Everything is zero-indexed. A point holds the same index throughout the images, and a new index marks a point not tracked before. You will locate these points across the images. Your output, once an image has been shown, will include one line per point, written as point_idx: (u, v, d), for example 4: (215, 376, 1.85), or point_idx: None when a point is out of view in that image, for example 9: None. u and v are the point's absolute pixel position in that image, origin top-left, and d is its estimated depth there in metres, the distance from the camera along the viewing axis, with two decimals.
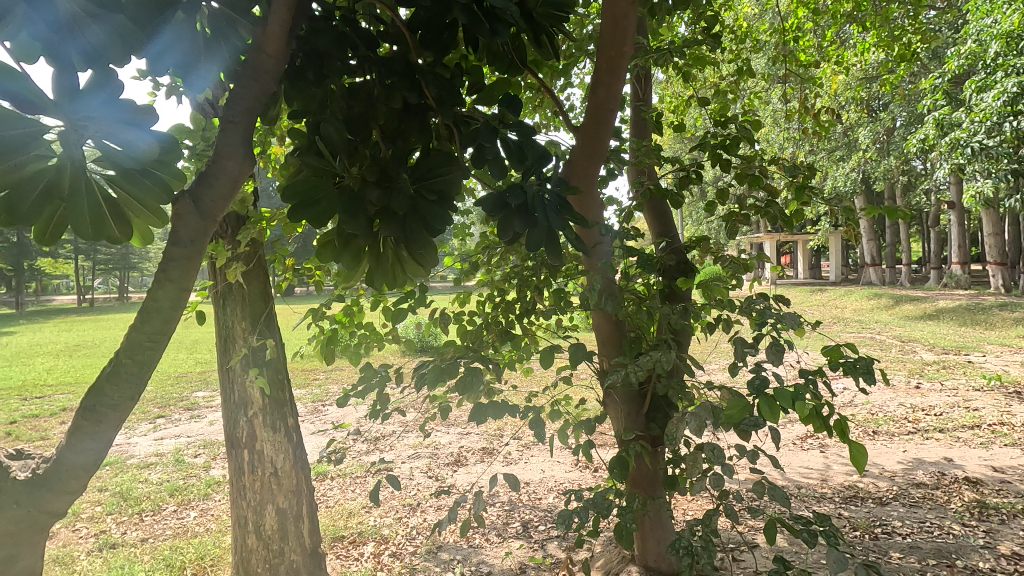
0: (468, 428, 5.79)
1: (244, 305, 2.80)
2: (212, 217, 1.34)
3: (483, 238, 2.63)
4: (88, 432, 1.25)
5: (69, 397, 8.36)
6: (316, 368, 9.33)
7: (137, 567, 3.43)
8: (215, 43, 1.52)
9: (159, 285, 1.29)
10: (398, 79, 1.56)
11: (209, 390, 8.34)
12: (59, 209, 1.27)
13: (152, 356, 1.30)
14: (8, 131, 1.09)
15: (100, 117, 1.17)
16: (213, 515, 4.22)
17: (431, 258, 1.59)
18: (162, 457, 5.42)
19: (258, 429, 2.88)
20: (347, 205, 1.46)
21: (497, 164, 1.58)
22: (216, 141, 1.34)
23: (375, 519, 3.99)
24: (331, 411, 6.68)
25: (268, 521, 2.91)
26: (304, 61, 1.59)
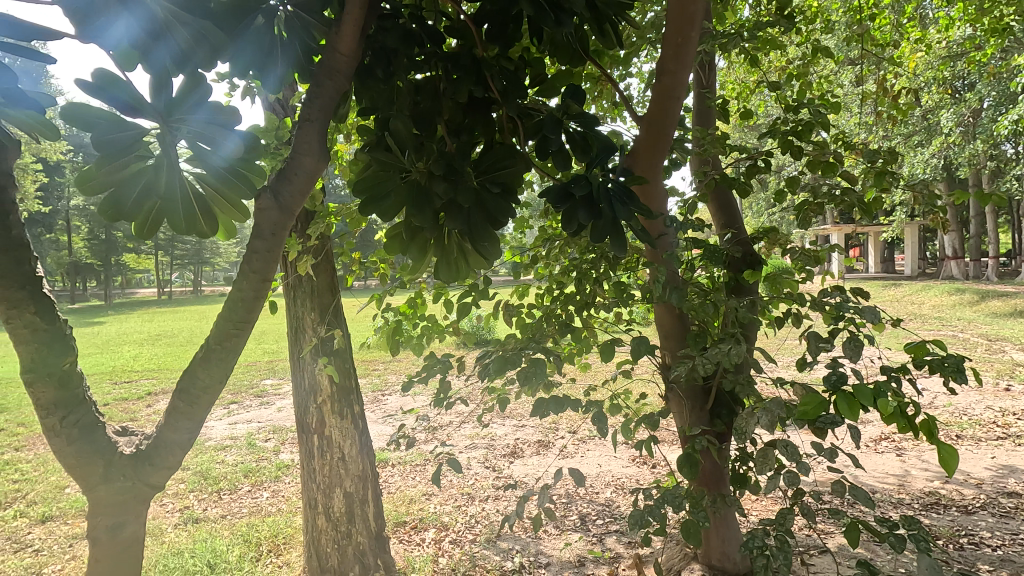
0: (524, 421, 5.84)
1: (313, 298, 2.93)
2: (290, 211, 1.40)
3: (542, 231, 2.64)
4: (184, 412, 1.35)
5: (152, 382, 9.02)
6: (375, 359, 9.65)
7: (218, 541, 3.68)
8: (288, 44, 1.57)
9: (243, 276, 1.36)
10: (464, 74, 1.55)
11: (277, 378, 8.80)
12: (155, 207, 1.37)
13: (238, 343, 1.38)
14: (116, 134, 1.17)
15: (193, 119, 1.25)
16: (284, 496, 4.45)
17: (494, 252, 1.60)
18: (237, 440, 5.76)
19: (327, 416, 3.01)
20: (415, 199, 1.49)
21: (561, 156, 1.58)
22: (294, 139, 1.40)
23: (435, 506, 4.09)
24: (390, 401, 6.89)
25: (337, 504, 3.04)
26: (373, 58, 1.62)
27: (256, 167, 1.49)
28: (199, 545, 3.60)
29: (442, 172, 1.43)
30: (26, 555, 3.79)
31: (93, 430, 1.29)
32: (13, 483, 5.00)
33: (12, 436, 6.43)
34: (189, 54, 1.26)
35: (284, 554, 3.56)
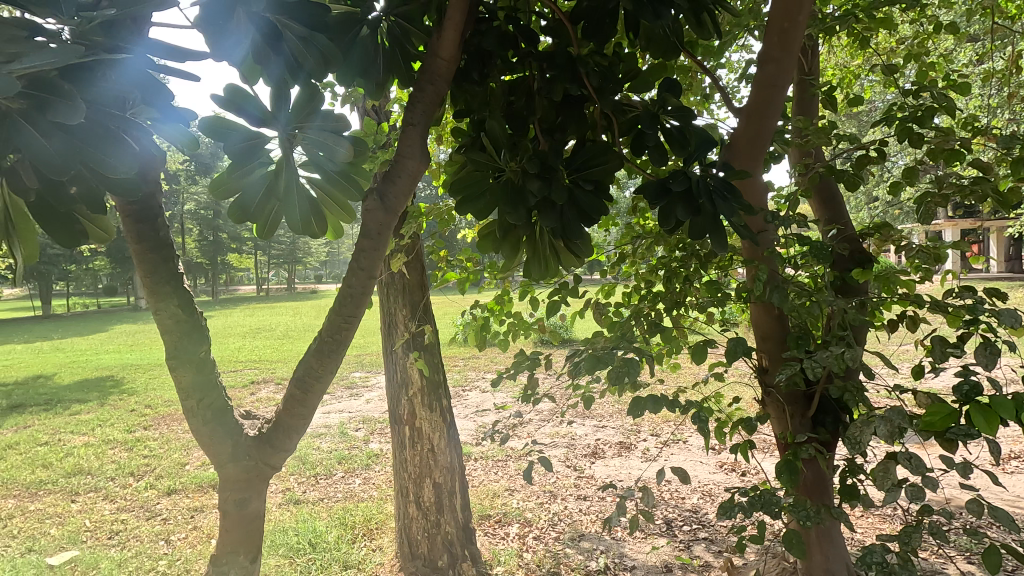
0: (604, 421, 5.79)
1: (405, 295, 3.07)
2: (395, 211, 1.47)
3: (630, 229, 2.59)
4: (300, 399, 1.45)
5: (255, 372, 9.80)
6: (455, 355, 9.93)
7: (317, 522, 3.93)
8: (391, 53, 1.63)
9: (352, 274, 1.45)
10: (560, 72, 1.55)
11: (365, 371, 9.29)
12: (274, 209, 1.49)
13: (347, 336, 1.47)
14: (243, 143, 1.28)
15: (308, 127, 1.34)
16: (375, 484, 4.68)
17: (586, 250, 1.56)
18: (330, 429, 6.14)
19: (417, 408, 3.13)
20: (509, 198, 1.49)
21: (658, 151, 1.55)
22: (399, 143, 1.47)
23: (518, 502, 4.14)
24: (471, 396, 7.06)
25: (426, 494, 3.15)
26: (468, 61, 1.66)
27: (364, 171, 1.58)
28: (301, 524, 3.88)
29: (536, 171, 1.42)
30: (156, 523, 4.24)
31: (224, 412, 1.43)
32: (143, 458, 5.61)
33: (141, 417, 7.23)
34: (299, 61, 1.35)
35: (377, 539, 3.74)
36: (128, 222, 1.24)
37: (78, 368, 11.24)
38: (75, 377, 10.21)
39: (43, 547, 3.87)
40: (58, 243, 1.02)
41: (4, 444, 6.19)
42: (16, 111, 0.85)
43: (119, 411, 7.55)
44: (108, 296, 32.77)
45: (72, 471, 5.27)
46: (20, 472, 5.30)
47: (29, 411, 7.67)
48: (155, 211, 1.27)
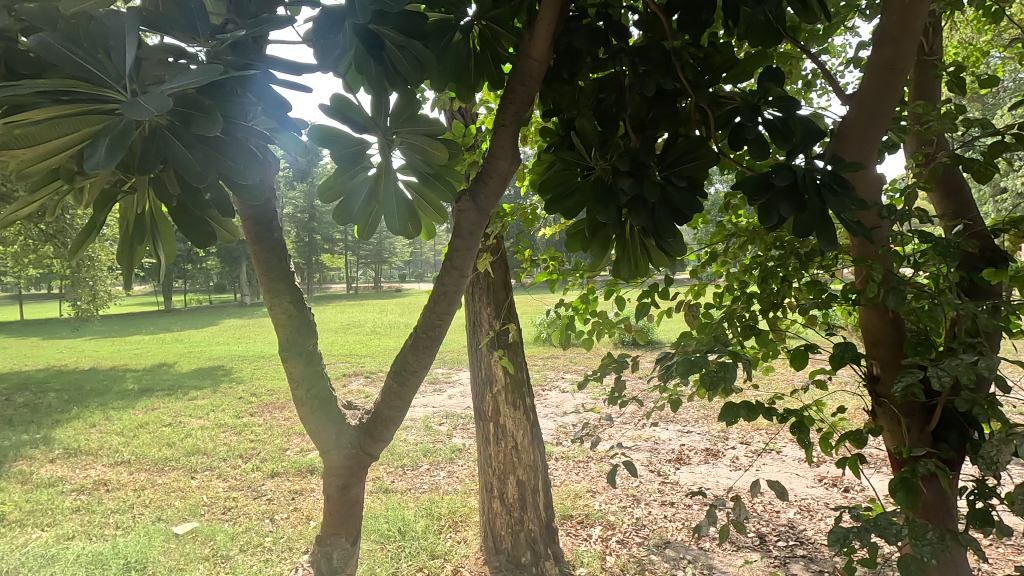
0: (689, 427, 5.60)
1: (490, 294, 3.14)
2: (486, 212, 1.50)
3: (721, 226, 2.47)
4: (397, 393, 1.52)
5: (346, 365, 10.38)
6: (534, 354, 10.02)
7: (406, 511, 4.11)
8: (482, 56, 1.66)
9: (446, 273, 1.50)
10: (653, 66, 1.49)
11: (447, 368, 9.58)
12: (375, 210, 1.58)
13: (441, 332, 1.51)
14: (348, 149, 1.37)
15: (406, 130, 1.40)
16: (459, 477, 4.81)
17: (678, 249, 1.51)
18: (416, 422, 6.39)
19: (501, 406, 3.18)
20: (599, 196, 1.46)
21: (758, 144, 1.46)
22: (490, 144, 1.50)
23: (601, 504, 4.10)
24: (552, 396, 7.08)
25: (510, 490, 3.20)
26: (558, 60, 1.65)
27: (457, 173, 1.62)
28: (391, 512, 4.06)
29: (628, 168, 1.39)
30: (262, 502, 4.60)
31: (329, 401, 1.53)
32: (250, 442, 6.12)
33: (248, 403, 7.88)
34: (395, 67, 1.41)
35: (462, 531, 3.84)
36: (249, 225, 1.35)
37: (195, 357, 12.44)
38: (192, 366, 11.31)
39: (169, 517, 4.32)
40: (193, 242, 1.14)
41: (137, 423, 6.97)
42: (164, 126, 0.95)
43: (230, 397, 8.28)
44: (218, 293, 36.00)
45: (191, 451, 5.84)
46: (150, 449, 5.95)
47: (156, 395, 8.59)
48: (271, 214, 1.37)
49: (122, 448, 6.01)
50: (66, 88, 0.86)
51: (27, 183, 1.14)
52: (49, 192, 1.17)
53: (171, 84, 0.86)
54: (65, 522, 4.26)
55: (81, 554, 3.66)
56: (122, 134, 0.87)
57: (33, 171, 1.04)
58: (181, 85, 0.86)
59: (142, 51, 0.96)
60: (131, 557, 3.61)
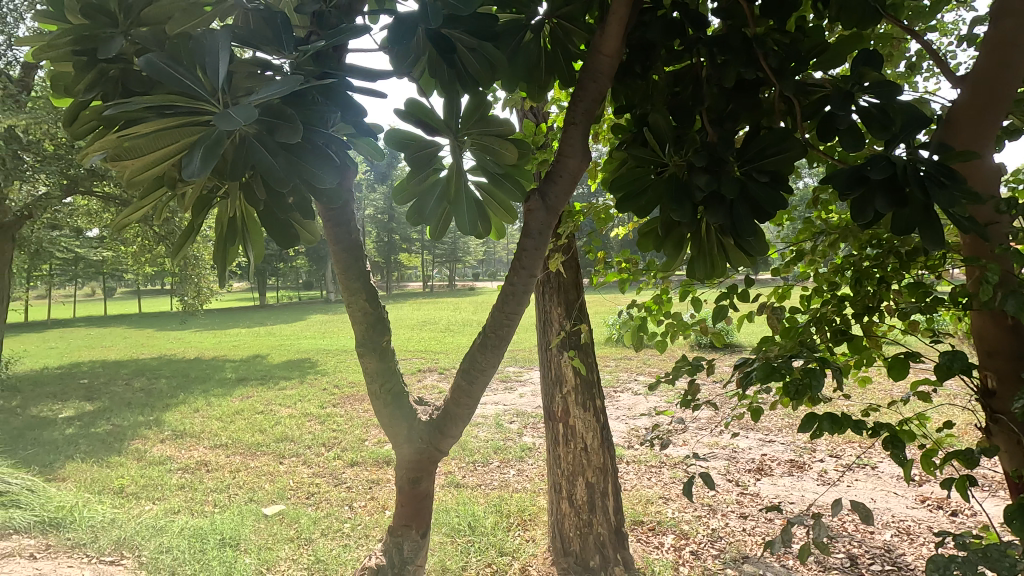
0: (771, 436, 5.31)
1: (560, 294, 3.12)
2: (555, 211, 1.50)
3: (809, 223, 2.31)
4: (466, 391, 1.54)
5: (421, 361, 10.74)
6: (606, 355, 9.89)
7: (476, 506, 4.18)
8: (553, 54, 1.65)
9: (515, 273, 1.50)
10: (733, 56, 1.40)
11: (518, 366, 9.67)
12: (447, 212, 1.62)
13: (509, 331, 1.52)
14: (421, 151, 1.41)
15: (476, 130, 1.42)
16: (528, 476, 4.83)
17: (760, 248, 1.41)
18: (488, 419, 6.49)
19: (571, 406, 3.15)
20: (673, 193, 1.40)
21: (851, 135, 1.34)
22: (560, 142, 1.49)
23: (674, 512, 3.97)
24: (624, 398, 6.96)
25: (579, 493, 3.17)
26: (631, 54, 1.60)
27: (528, 172, 1.62)
28: (462, 507, 4.14)
29: (704, 164, 1.32)
30: (342, 490, 4.84)
31: (401, 396, 1.58)
32: (333, 431, 6.48)
33: (331, 395, 8.34)
34: (466, 69, 1.43)
35: (530, 530, 3.86)
36: (328, 226, 1.41)
37: (285, 350, 13.33)
38: (282, 358, 12.13)
39: (260, 499, 4.65)
40: (277, 243, 1.21)
41: (234, 410, 7.57)
42: (251, 135, 1.02)
43: (315, 389, 8.80)
44: (306, 290, 38.32)
45: (280, 438, 6.26)
46: (244, 434, 6.44)
47: (251, 384, 9.28)
48: (349, 215, 1.43)
49: (221, 432, 6.54)
50: (169, 103, 0.94)
51: (137, 190, 1.26)
52: (156, 198, 1.29)
53: (258, 95, 0.91)
54: (172, 497, 4.69)
55: (185, 528, 4.02)
56: (215, 143, 0.94)
57: (141, 179, 1.15)
58: (266, 96, 0.91)
59: (233, 65, 1.02)
60: (227, 533, 3.92)
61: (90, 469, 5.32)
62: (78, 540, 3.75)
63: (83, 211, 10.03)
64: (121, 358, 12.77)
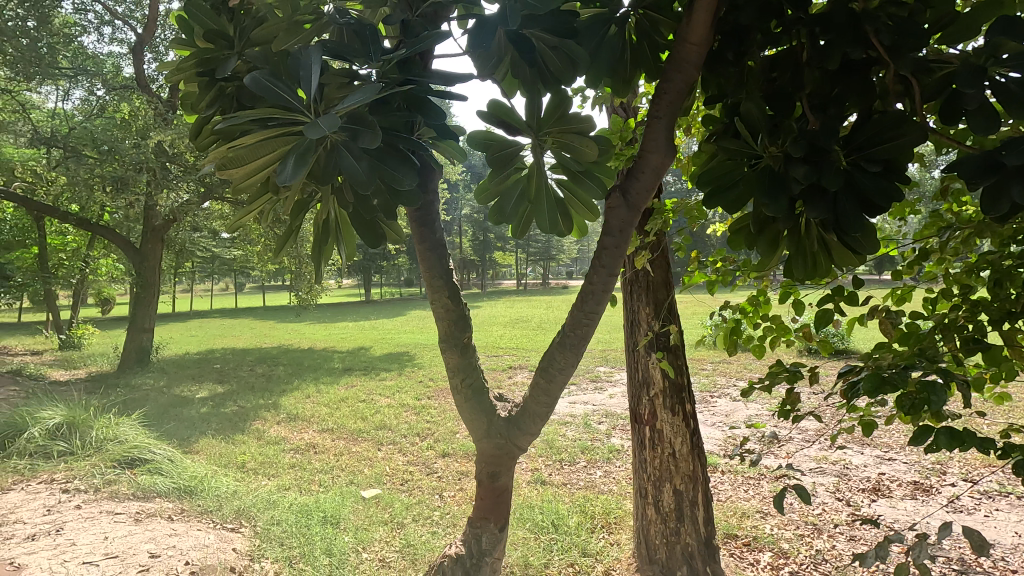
0: (891, 455, 4.80)
1: (649, 293, 3.03)
2: (637, 208, 1.46)
3: (936, 217, 2.05)
4: (544, 389, 1.55)
5: (512, 358, 10.94)
6: (703, 358, 9.44)
7: (561, 505, 4.18)
8: (638, 47, 1.58)
9: (594, 270, 1.49)
10: (837, 35, 1.25)
11: (609, 366, 9.53)
12: (528, 212, 1.64)
13: (588, 331, 1.51)
14: (502, 150, 1.45)
15: (556, 128, 1.42)
16: (615, 478, 4.75)
17: (870, 246, 1.25)
18: (576, 418, 6.46)
19: (658, 410, 3.05)
20: (767, 186, 1.24)
21: (981, 116, 1.17)
22: (642, 137, 1.45)
23: (773, 528, 3.72)
24: (721, 404, 6.63)
25: (666, 499, 3.06)
26: (724, 42, 1.47)
27: (610, 170, 1.58)
28: (546, 504, 4.17)
29: (801, 154, 1.17)
30: (434, 478, 5.06)
31: (481, 392, 1.63)
32: (426, 422, 6.78)
33: (427, 387, 8.73)
34: (547, 66, 1.42)
35: (615, 533, 3.80)
36: (415, 226, 1.48)
37: (386, 343, 14.14)
38: (384, 351, 12.89)
39: (359, 481, 4.98)
40: (366, 242, 1.30)
41: (340, 397, 8.17)
42: (340, 142, 1.07)
43: (412, 381, 9.26)
44: (407, 287, 40.34)
45: (379, 426, 6.65)
46: (348, 420, 6.92)
47: (355, 374, 9.96)
48: (433, 215, 1.49)
49: (328, 417, 7.09)
50: (270, 115, 1.03)
51: (249, 194, 1.41)
52: (263, 202, 1.43)
53: (343, 104, 0.95)
54: (284, 474, 5.16)
55: (293, 504, 4.40)
56: (305, 152, 1.01)
57: (249, 185, 1.28)
58: (350, 104, 0.95)
59: (325, 77, 1.11)
60: (329, 511, 4.24)
61: (219, 444, 5.99)
62: (206, 507, 4.22)
63: (217, 215, 11.28)
64: (247, 347, 14.23)
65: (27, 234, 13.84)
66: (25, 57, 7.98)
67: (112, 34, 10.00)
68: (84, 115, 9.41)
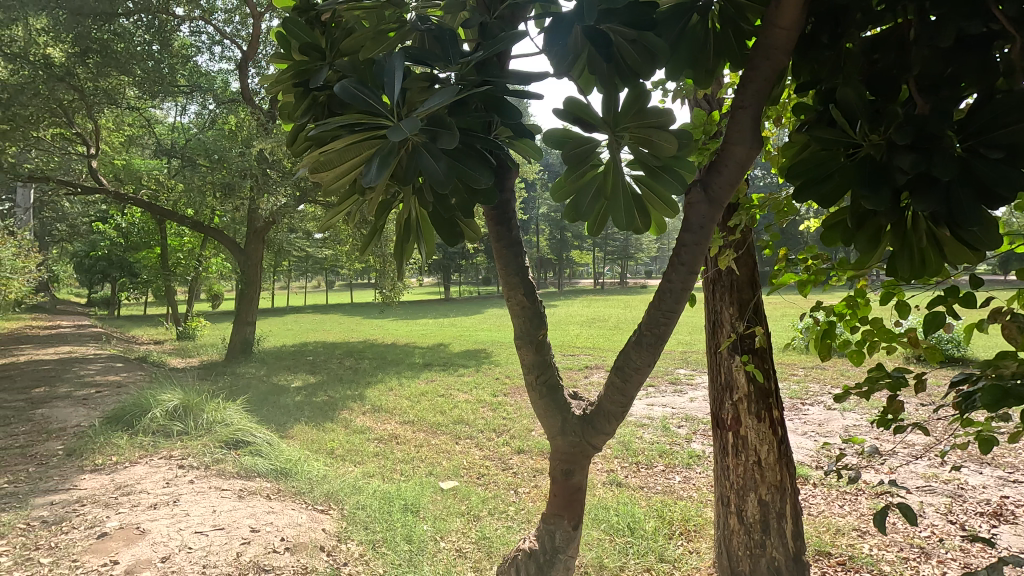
0: (1016, 477, 4.28)
1: (733, 293, 2.89)
2: (719, 203, 1.41)
3: None
4: (619, 388, 1.52)
5: (588, 358, 10.85)
6: (794, 363, 8.88)
7: (637, 508, 4.09)
8: (723, 34, 1.51)
9: (672, 268, 1.44)
10: (950, 8, 1.11)
11: (689, 369, 9.22)
12: (604, 209, 1.63)
13: (666, 330, 1.46)
14: (578, 147, 1.44)
15: (633, 123, 1.38)
16: (695, 484, 4.58)
17: (990, 241, 1.12)
18: (654, 421, 6.30)
19: (743, 415, 2.90)
20: (867, 177, 1.13)
21: None
22: (726, 129, 1.38)
23: (872, 548, 3.44)
24: (813, 413, 6.21)
25: (751, 509, 2.91)
26: (818, 24, 1.37)
27: (690, 164, 1.52)
28: (622, 506, 4.10)
29: (907, 142, 1.06)
30: (509, 474, 5.13)
31: (556, 390, 1.63)
32: (503, 419, 6.89)
33: (503, 384, 8.86)
34: (625, 61, 1.38)
35: (694, 542, 3.66)
36: (491, 224, 1.51)
37: (465, 340, 14.49)
38: (462, 347, 13.24)
39: (438, 473, 5.15)
40: (444, 240, 1.35)
41: (420, 391, 8.48)
42: (420, 144, 1.11)
43: (489, 377, 9.44)
44: (485, 285, 41.07)
45: (457, 420, 6.84)
46: (428, 414, 7.17)
47: (434, 369, 10.30)
48: (509, 213, 1.51)
49: (409, 410, 7.39)
50: (358, 121, 1.09)
51: (338, 197, 1.50)
52: (351, 203, 1.51)
53: (425, 106, 0.99)
54: (369, 462, 5.44)
55: (377, 490, 4.62)
56: (388, 154, 1.06)
57: (337, 188, 1.36)
58: (430, 106, 0.99)
59: (407, 84, 1.16)
60: (410, 499, 4.43)
61: (311, 431, 6.42)
62: (299, 488, 4.54)
63: (310, 218, 12.05)
64: (337, 341, 15.13)
65: (151, 236, 15.51)
66: (151, 78, 8.93)
67: (222, 52, 10.96)
68: (198, 128, 10.41)
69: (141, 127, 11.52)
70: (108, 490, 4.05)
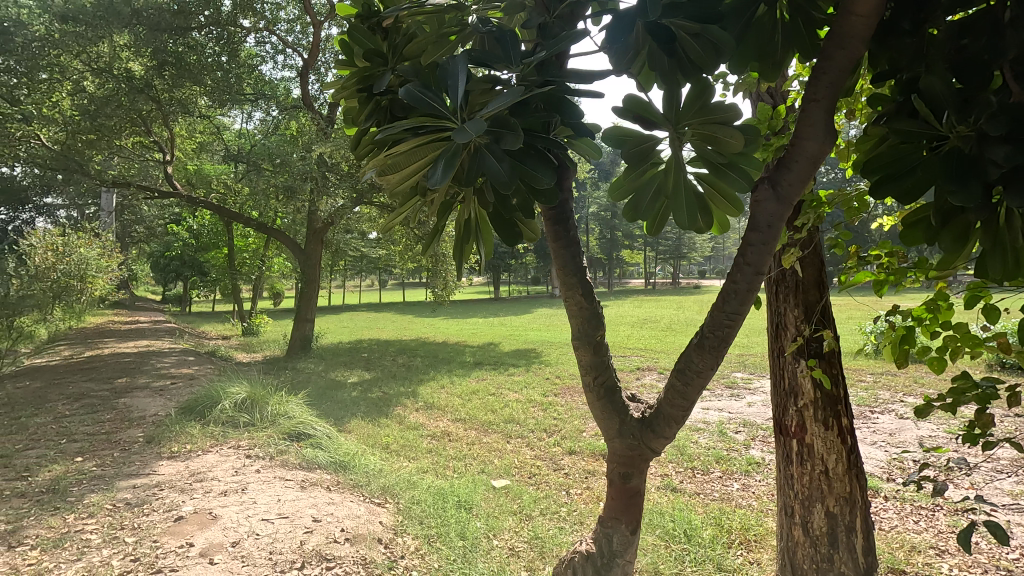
0: None
1: (798, 295, 2.77)
2: (788, 201, 1.35)
3: None
4: (680, 392, 1.49)
5: (641, 359, 10.67)
6: (862, 369, 8.41)
7: (693, 515, 3.98)
8: (792, 24, 1.45)
9: (737, 269, 1.40)
10: None
11: (746, 373, 8.90)
12: (663, 208, 1.59)
13: (730, 333, 1.42)
14: (638, 144, 1.41)
15: (695, 120, 1.34)
16: (754, 493, 4.42)
17: None
18: (710, 426, 6.12)
19: (808, 422, 2.78)
20: (954, 171, 1.05)
21: None
22: (797, 122, 1.33)
23: (952, 568, 3.21)
24: (884, 422, 5.87)
25: (817, 521, 2.78)
26: (897, 10, 1.28)
27: (756, 161, 1.47)
28: (677, 512, 4.01)
29: (1002, 133, 0.98)
30: (561, 474, 5.11)
31: (613, 392, 1.61)
32: (553, 419, 6.87)
33: (554, 385, 8.83)
34: (687, 55, 1.34)
35: (755, 552, 3.53)
36: (549, 224, 1.51)
37: (515, 339, 14.56)
38: (513, 347, 13.30)
39: (490, 471, 5.19)
40: (503, 240, 1.36)
41: (471, 389, 8.57)
42: (482, 145, 1.12)
43: (539, 377, 9.44)
44: (535, 285, 41.09)
45: (508, 419, 6.87)
46: (479, 412, 7.24)
47: (485, 368, 10.39)
48: (568, 213, 1.51)
49: (460, 408, 7.49)
50: (422, 124, 1.11)
51: (398, 199, 1.53)
52: (411, 205, 1.55)
53: (488, 107, 0.99)
54: (422, 458, 5.55)
55: (430, 486, 4.71)
56: (452, 155, 1.08)
57: (400, 190, 1.39)
58: (493, 108, 0.99)
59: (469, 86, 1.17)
60: (462, 495, 4.49)
61: (368, 426, 6.61)
62: (357, 481, 4.68)
63: (366, 218, 12.41)
64: (391, 339, 15.52)
65: (220, 237, 16.40)
66: (220, 87, 9.44)
67: (284, 61, 11.44)
68: (263, 134, 10.92)
69: (211, 135, 12.20)
70: (183, 476, 4.32)
